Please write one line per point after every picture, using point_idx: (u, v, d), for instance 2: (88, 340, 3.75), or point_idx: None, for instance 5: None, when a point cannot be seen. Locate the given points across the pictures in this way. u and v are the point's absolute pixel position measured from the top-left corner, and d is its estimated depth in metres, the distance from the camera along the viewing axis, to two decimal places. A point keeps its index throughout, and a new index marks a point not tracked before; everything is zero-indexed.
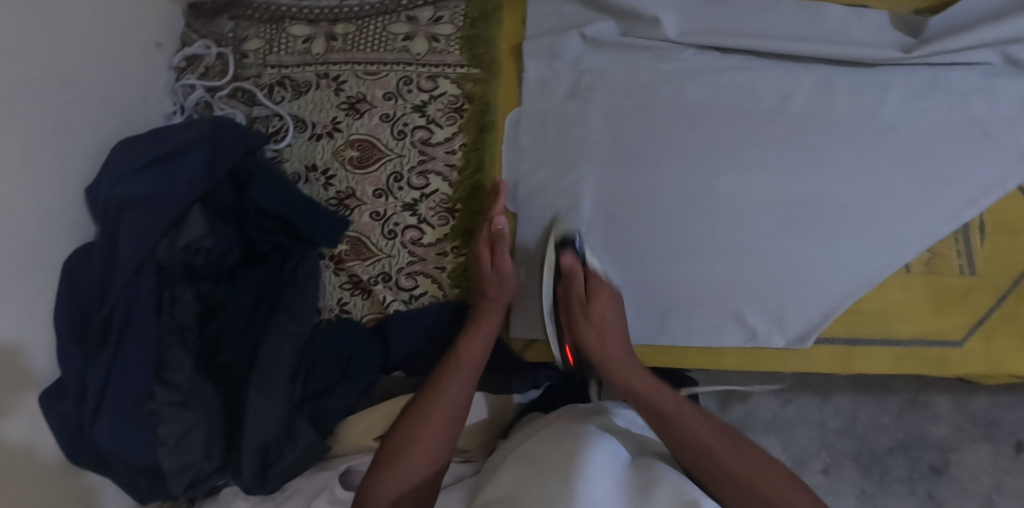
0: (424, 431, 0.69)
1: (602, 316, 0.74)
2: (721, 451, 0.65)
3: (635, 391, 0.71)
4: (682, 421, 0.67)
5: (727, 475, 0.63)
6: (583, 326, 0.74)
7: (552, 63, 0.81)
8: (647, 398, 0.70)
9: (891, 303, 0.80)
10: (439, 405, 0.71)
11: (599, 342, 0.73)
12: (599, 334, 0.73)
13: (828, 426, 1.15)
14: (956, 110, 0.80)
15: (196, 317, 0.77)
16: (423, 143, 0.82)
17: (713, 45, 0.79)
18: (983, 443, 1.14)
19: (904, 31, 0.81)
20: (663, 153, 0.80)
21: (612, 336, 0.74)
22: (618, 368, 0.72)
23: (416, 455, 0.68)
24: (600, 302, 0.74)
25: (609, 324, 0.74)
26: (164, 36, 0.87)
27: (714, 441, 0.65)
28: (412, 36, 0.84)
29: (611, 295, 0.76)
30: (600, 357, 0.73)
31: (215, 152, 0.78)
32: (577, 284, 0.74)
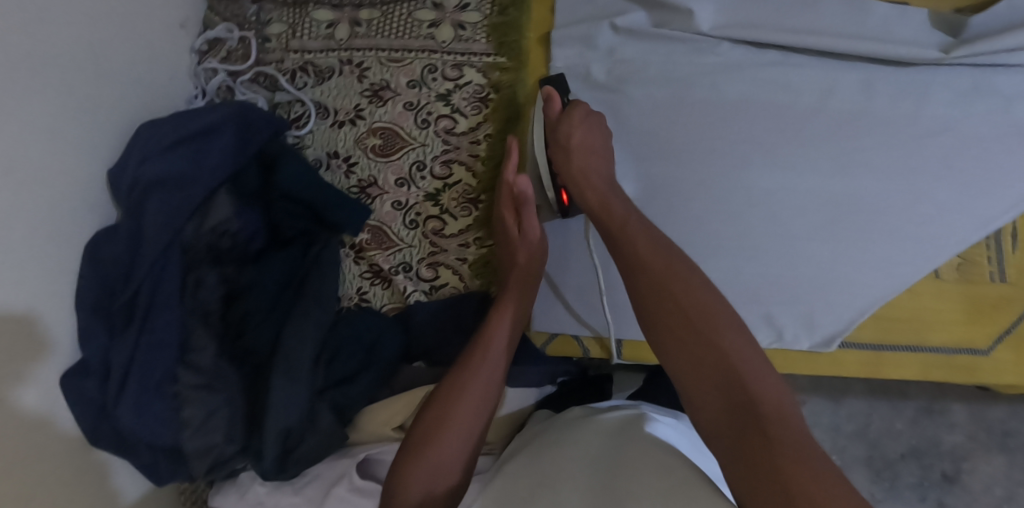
0: (463, 414, 0.63)
1: (573, 134, 0.73)
2: (664, 269, 0.62)
3: (589, 201, 0.70)
4: (628, 233, 0.65)
5: (655, 285, 0.61)
6: (557, 148, 0.73)
7: (586, 51, 0.79)
8: (598, 211, 0.69)
9: (923, 310, 0.79)
10: (478, 384, 0.65)
11: (565, 155, 0.72)
12: (566, 151, 0.72)
13: (841, 429, 1.14)
14: (996, 116, 0.78)
15: (220, 300, 0.75)
16: (447, 132, 0.81)
17: (750, 39, 0.77)
18: (997, 454, 1.13)
19: (945, 30, 0.79)
20: (693, 150, 0.78)
21: (586, 150, 0.72)
22: (577, 179, 0.72)
23: (450, 436, 0.62)
24: (576, 122, 0.73)
25: (583, 136, 0.73)
26: (188, 17, 0.85)
27: (658, 270, 0.62)
28: (438, 23, 0.82)
29: (589, 118, 0.74)
30: (568, 172, 0.72)
31: (243, 134, 0.77)
32: (552, 104, 0.74)
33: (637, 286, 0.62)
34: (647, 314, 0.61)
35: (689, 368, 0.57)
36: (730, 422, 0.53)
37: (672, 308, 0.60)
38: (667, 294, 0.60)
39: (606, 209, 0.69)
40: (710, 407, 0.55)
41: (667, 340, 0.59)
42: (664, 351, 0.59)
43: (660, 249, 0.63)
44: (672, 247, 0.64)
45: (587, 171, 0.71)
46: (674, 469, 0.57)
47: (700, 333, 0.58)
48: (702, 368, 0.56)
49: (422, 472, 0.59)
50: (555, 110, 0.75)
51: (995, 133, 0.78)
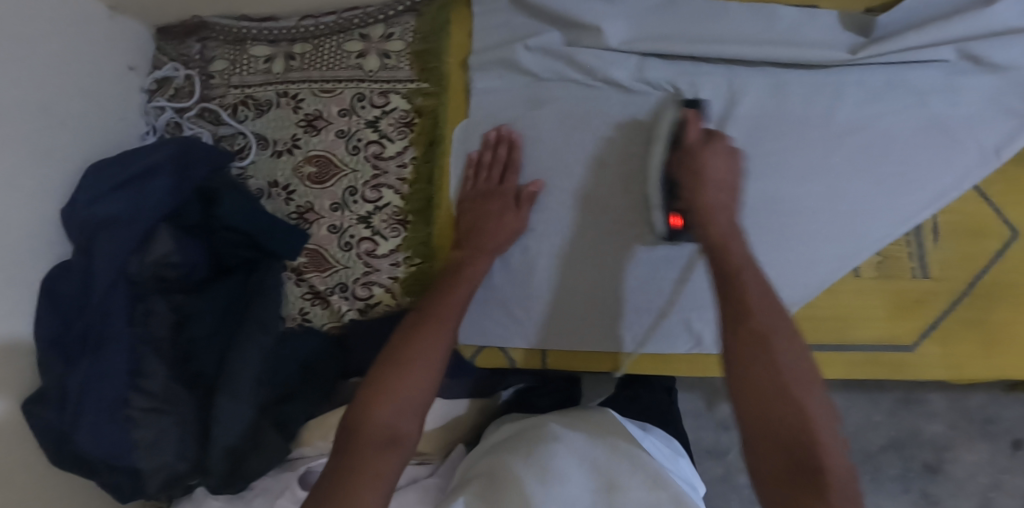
0: (426, 348, 0.68)
1: (706, 164, 0.71)
2: (771, 319, 0.61)
3: (709, 236, 0.69)
4: (737, 279, 0.64)
5: (757, 334, 0.60)
6: (693, 170, 0.72)
7: (503, 74, 0.82)
8: (715, 247, 0.68)
9: (844, 308, 0.80)
10: (442, 324, 0.70)
11: (698, 186, 0.71)
12: (710, 182, 0.71)
13: None
14: (911, 112, 0.80)
15: (169, 327, 0.81)
16: (376, 157, 0.85)
17: (659, 51, 0.79)
18: (979, 441, 1.14)
19: (855, 30, 0.80)
20: (610, 162, 0.81)
21: (715, 184, 0.71)
22: (699, 211, 0.70)
23: (415, 368, 0.66)
24: (715, 153, 0.72)
25: (719, 168, 0.72)
26: (137, 58, 0.91)
27: (761, 320, 0.61)
28: (365, 53, 0.86)
29: (727, 151, 0.72)
30: (697, 202, 0.71)
31: (184, 170, 0.82)
32: (690, 131, 0.74)
33: (728, 329, 0.62)
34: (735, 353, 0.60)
35: (765, 419, 0.57)
36: (791, 476, 0.55)
37: (746, 353, 0.59)
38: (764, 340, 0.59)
39: (725, 248, 0.67)
40: (769, 463, 0.56)
41: (744, 379, 0.59)
42: (744, 395, 0.59)
43: (763, 298, 0.62)
44: (771, 297, 0.63)
45: (714, 207, 0.70)
46: (658, 486, 0.62)
47: (784, 386, 0.57)
48: (780, 423, 0.56)
49: (389, 404, 0.64)
50: (696, 137, 0.74)
51: (911, 130, 0.80)
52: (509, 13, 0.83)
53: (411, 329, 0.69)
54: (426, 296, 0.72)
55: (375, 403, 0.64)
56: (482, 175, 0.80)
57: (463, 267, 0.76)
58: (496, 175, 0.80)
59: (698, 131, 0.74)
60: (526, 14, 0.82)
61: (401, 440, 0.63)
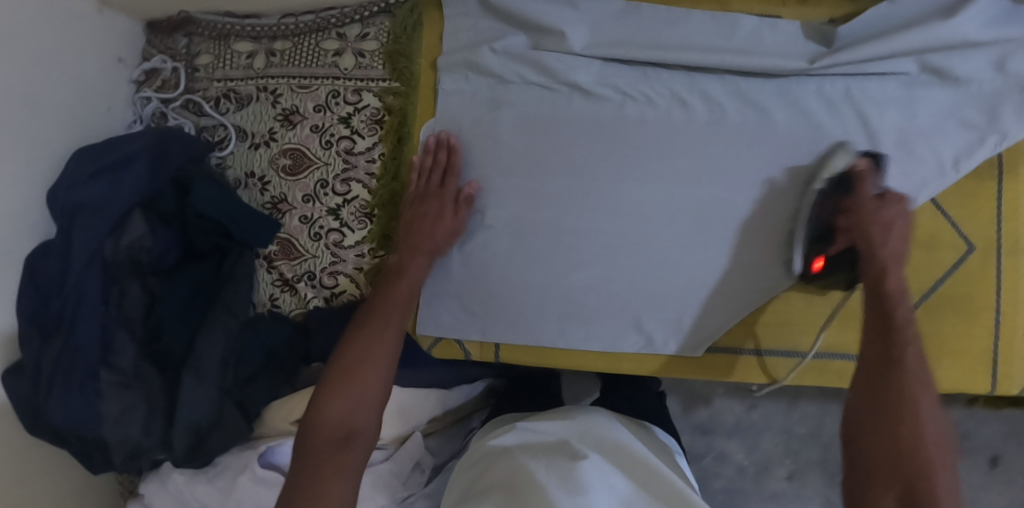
0: (369, 350, 0.71)
1: (885, 216, 0.71)
2: (917, 378, 0.63)
3: (874, 284, 0.69)
4: (903, 334, 0.66)
5: (903, 389, 0.63)
6: (863, 224, 0.71)
7: (468, 77, 0.85)
8: (880, 296, 0.68)
9: (792, 315, 0.83)
10: (386, 326, 0.74)
11: (869, 239, 0.71)
12: (880, 232, 0.71)
13: (793, 432, 1.15)
14: (869, 123, 0.81)
15: (142, 309, 0.85)
16: (347, 153, 0.88)
17: (620, 56, 0.82)
18: (956, 457, 1.14)
19: (817, 40, 0.82)
20: (573, 164, 0.83)
21: (899, 233, 0.70)
22: (874, 260, 0.70)
23: (361, 368, 0.70)
24: (894, 206, 0.71)
25: (888, 220, 0.71)
26: (127, 51, 0.95)
27: (917, 377, 0.63)
28: (340, 52, 0.90)
29: (901, 203, 0.71)
30: (873, 250, 0.70)
31: (160, 160, 0.86)
32: (866, 186, 0.73)
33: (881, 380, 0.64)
34: (873, 366, 0.66)
35: (874, 430, 0.63)
36: None
37: (889, 406, 0.63)
38: (896, 363, 0.64)
39: (894, 303, 0.68)
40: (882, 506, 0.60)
41: (879, 428, 0.63)
42: (872, 439, 0.63)
43: (914, 338, 0.66)
44: (921, 340, 0.66)
45: (889, 260, 0.69)
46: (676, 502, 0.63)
47: (906, 406, 0.62)
48: (897, 471, 0.60)
49: (339, 403, 0.68)
50: (871, 192, 0.73)
51: (860, 140, 0.81)
52: (476, 17, 0.86)
53: (357, 332, 0.73)
54: (368, 300, 0.76)
55: (325, 404, 0.68)
56: (423, 179, 0.83)
57: (404, 269, 0.78)
58: (437, 178, 0.82)
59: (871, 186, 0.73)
60: (493, 18, 0.85)
61: (358, 432, 0.68)
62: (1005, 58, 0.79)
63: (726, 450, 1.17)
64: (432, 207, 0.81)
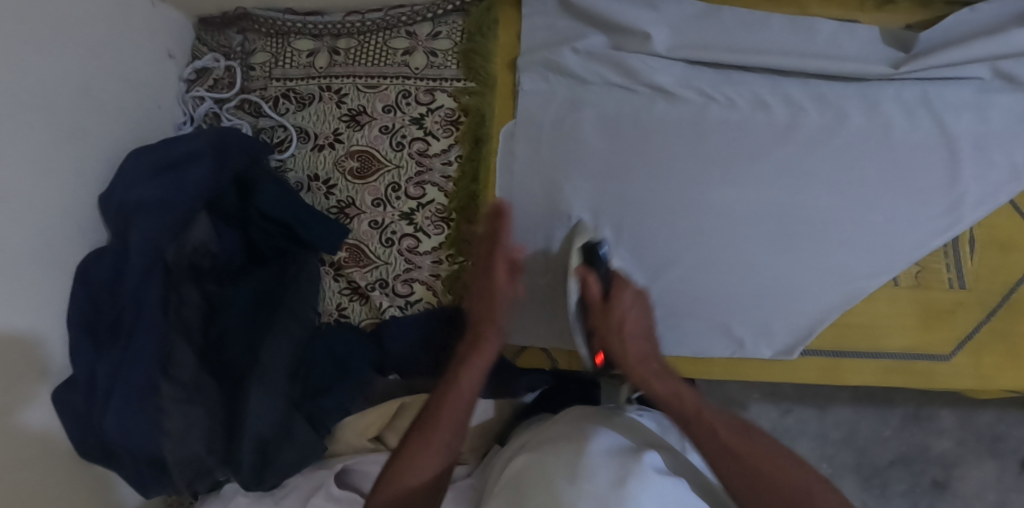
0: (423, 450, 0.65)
1: (626, 319, 0.72)
2: (747, 446, 0.63)
3: (657, 389, 0.68)
4: (703, 420, 0.65)
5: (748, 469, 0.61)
6: (608, 330, 0.72)
7: (549, 77, 0.83)
8: (668, 398, 0.67)
9: (880, 317, 0.81)
10: (440, 432, 0.66)
11: (617, 340, 0.71)
12: (620, 334, 0.71)
13: (828, 437, 1.14)
14: (947, 127, 0.82)
15: (201, 317, 0.79)
16: (421, 154, 0.85)
17: (703, 60, 0.81)
18: (988, 460, 1.13)
19: (894, 45, 0.82)
20: (652, 167, 0.82)
21: (635, 331, 0.72)
22: (637, 362, 0.70)
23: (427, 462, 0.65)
24: (620, 303, 0.73)
25: (630, 318, 0.72)
26: (176, 48, 0.90)
27: (745, 450, 0.62)
28: (411, 50, 0.87)
29: (635, 298, 0.73)
30: (623, 352, 0.71)
31: (222, 159, 0.81)
32: (592, 289, 0.73)
33: (728, 472, 0.61)
34: (713, 450, 0.63)
35: (749, 485, 0.61)
36: None
37: (757, 485, 0.61)
38: (722, 442, 0.63)
39: (673, 392, 0.68)
40: None
41: None
42: None
43: (715, 414, 0.65)
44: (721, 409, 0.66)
45: (643, 357, 0.71)
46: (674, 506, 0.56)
47: (751, 465, 0.62)
48: None
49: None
50: (598, 295, 0.73)
51: (801, 172, 0.81)
52: (554, 17, 0.84)
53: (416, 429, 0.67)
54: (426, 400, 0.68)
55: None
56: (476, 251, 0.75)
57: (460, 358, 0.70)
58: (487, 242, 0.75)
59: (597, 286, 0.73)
60: (571, 18, 0.83)
61: None
62: None
63: None
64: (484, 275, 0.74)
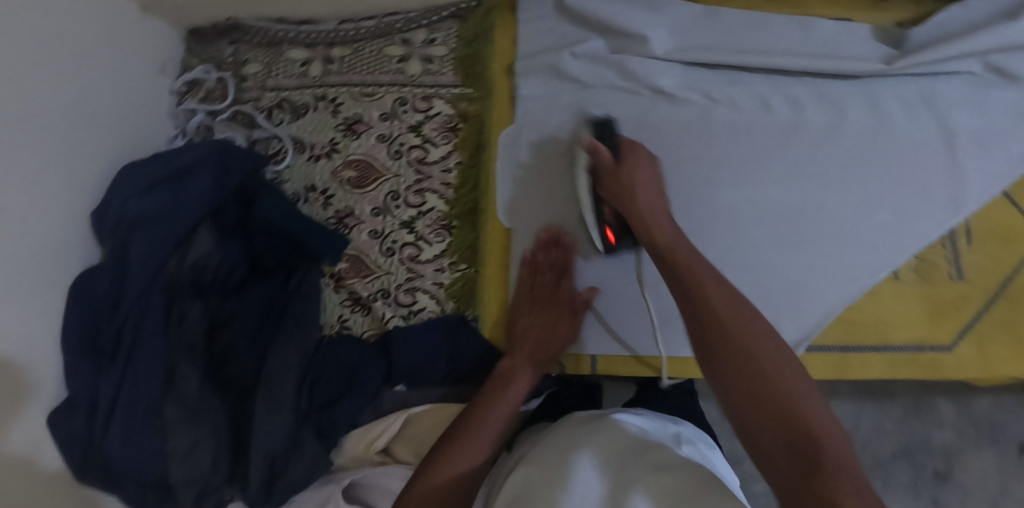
0: (468, 451, 0.66)
1: (635, 174, 0.71)
2: (728, 303, 0.57)
3: (655, 239, 0.66)
4: (692, 275, 0.60)
5: (724, 330, 0.55)
6: (619, 188, 0.71)
7: (550, 80, 0.82)
8: (663, 249, 0.65)
9: (886, 311, 0.81)
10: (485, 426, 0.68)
11: (628, 198, 0.70)
12: (630, 193, 0.70)
13: None
14: (948, 123, 0.82)
15: (205, 332, 0.78)
16: (419, 162, 0.84)
17: (703, 61, 0.80)
18: (986, 448, 1.11)
19: (888, 43, 0.82)
20: (660, 167, 0.81)
21: (646, 188, 0.71)
22: (645, 217, 0.68)
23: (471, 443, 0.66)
24: (632, 168, 0.72)
25: (643, 180, 0.71)
26: (167, 60, 0.89)
27: (724, 308, 0.56)
28: (406, 58, 0.86)
29: (645, 160, 0.73)
30: (633, 207, 0.70)
31: (223, 171, 0.80)
32: (602, 154, 0.72)
33: (701, 327, 0.56)
34: (714, 350, 0.54)
35: (726, 384, 0.53)
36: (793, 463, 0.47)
37: (723, 345, 0.54)
38: (703, 295, 0.58)
39: (670, 245, 0.64)
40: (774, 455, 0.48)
41: (732, 383, 0.52)
42: (726, 392, 0.53)
43: (705, 270, 0.61)
44: (714, 268, 0.61)
45: (656, 210, 0.69)
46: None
47: (728, 327, 0.55)
48: (768, 411, 0.49)
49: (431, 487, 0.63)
50: (609, 159, 0.72)
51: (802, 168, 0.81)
52: (554, 20, 0.83)
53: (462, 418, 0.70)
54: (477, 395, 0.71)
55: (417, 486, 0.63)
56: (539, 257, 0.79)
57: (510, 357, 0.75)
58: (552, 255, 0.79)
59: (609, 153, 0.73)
60: (571, 22, 0.82)
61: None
62: None
63: None
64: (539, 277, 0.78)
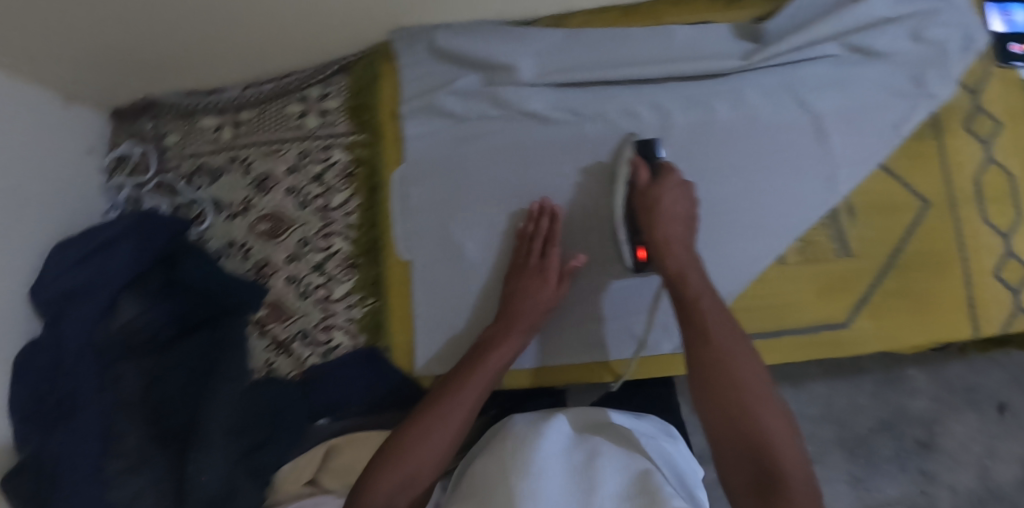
0: (438, 427, 0.72)
1: (662, 197, 0.78)
2: (728, 345, 0.69)
3: (667, 268, 0.75)
4: (698, 308, 0.72)
5: (719, 364, 0.68)
6: (652, 208, 0.78)
7: (433, 119, 0.88)
8: (673, 280, 0.75)
9: (777, 295, 0.84)
10: (466, 393, 0.74)
11: (649, 218, 0.77)
12: (674, 223, 0.77)
13: (807, 414, 1.13)
14: (812, 106, 0.86)
15: (141, 389, 0.83)
16: (324, 209, 0.90)
17: (569, 81, 0.86)
18: (965, 411, 1.15)
19: (747, 38, 0.87)
20: (542, 186, 0.86)
21: (669, 212, 0.77)
22: (664, 244, 0.76)
23: (447, 412, 0.73)
24: (670, 190, 0.78)
25: (672, 203, 0.78)
26: (95, 140, 0.95)
27: (721, 346, 0.69)
28: (305, 113, 0.93)
29: (677, 185, 0.79)
30: (652, 234, 0.77)
31: (145, 239, 0.87)
32: (640, 172, 0.80)
33: (697, 360, 0.70)
34: (702, 379, 0.69)
35: (714, 411, 0.67)
36: (756, 483, 0.64)
37: (712, 378, 0.68)
38: (706, 331, 0.70)
39: (682, 277, 0.74)
40: (739, 475, 0.65)
41: (717, 410, 0.67)
42: (714, 418, 0.67)
43: (710, 305, 0.72)
44: (721, 306, 0.73)
45: (675, 241, 0.76)
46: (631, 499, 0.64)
47: (721, 363, 0.68)
48: (746, 439, 0.65)
49: (411, 455, 0.70)
50: (644, 179, 0.80)
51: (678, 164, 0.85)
52: (430, 61, 0.88)
53: (448, 384, 0.76)
54: (459, 366, 0.78)
55: (409, 446, 0.71)
56: (524, 244, 0.83)
57: (494, 341, 0.79)
58: (538, 246, 0.83)
59: (647, 172, 0.80)
60: (444, 61, 0.88)
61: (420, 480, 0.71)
62: (922, 28, 0.85)
63: None
64: (517, 263, 0.83)
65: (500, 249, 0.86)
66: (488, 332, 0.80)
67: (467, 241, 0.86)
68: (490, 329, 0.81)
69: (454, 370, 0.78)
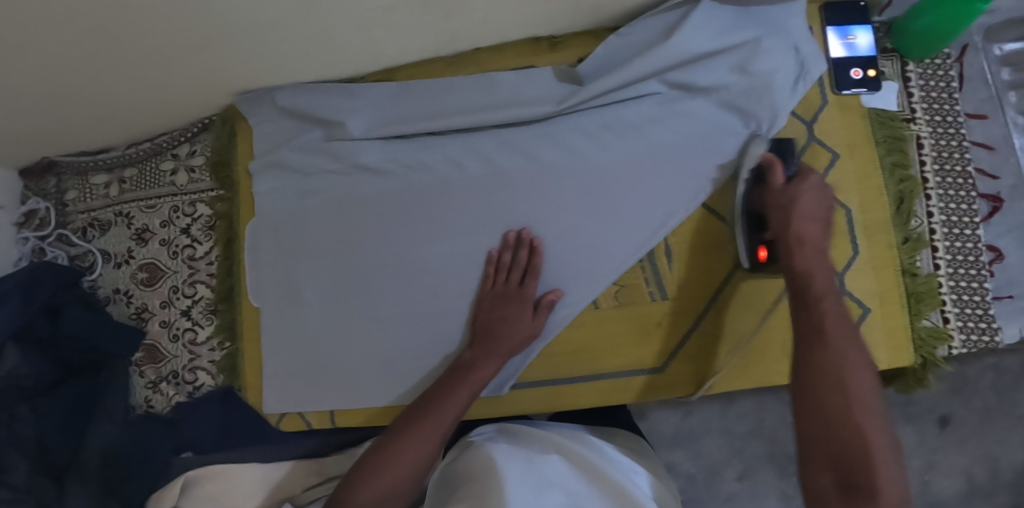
0: (424, 428, 0.76)
1: (799, 198, 0.74)
2: (844, 347, 0.68)
3: (794, 265, 0.73)
4: (822, 306, 0.70)
5: (834, 360, 0.67)
6: (780, 206, 0.75)
7: (279, 173, 0.94)
8: (798, 275, 0.72)
9: (592, 340, 0.88)
10: (453, 400, 0.79)
11: (783, 213, 0.74)
12: (809, 220, 0.73)
13: (733, 431, 1.10)
14: (631, 147, 0.86)
15: (31, 427, 0.91)
16: (190, 259, 0.99)
17: (397, 132, 0.89)
18: (903, 425, 1.09)
19: (568, 81, 0.88)
20: (388, 232, 0.91)
21: (808, 210, 0.74)
22: (799, 239, 0.73)
23: (432, 419, 0.77)
24: (805, 194, 0.74)
25: (808, 202, 0.74)
26: (7, 199, 1.04)
27: (835, 346, 0.68)
28: (175, 171, 1.01)
29: (816, 188, 0.75)
30: (798, 229, 0.73)
31: (30, 294, 0.94)
32: (776, 174, 0.77)
33: (805, 355, 0.69)
34: (803, 367, 0.68)
35: (811, 404, 0.66)
36: (846, 484, 0.62)
37: (820, 372, 0.67)
38: (823, 327, 0.69)
39: (808, 276, 0.72)
40: (824, 476, 0.63)
41: (817, 404, 0.66)
42: (803, 417, 0.66)
43: (831, 306, 0.70)
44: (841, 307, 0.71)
45: (806, 235, 0.73)
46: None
47: (835, 364, 0.67)
48: (835, 434, 0.64)
49: (409, 446, 0.75)
50: (780, 180, 0.76)
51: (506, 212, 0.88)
52: (274, 117, 0.93)
53: (441, 390, 0.80)
54: (443, 381, 0.82)
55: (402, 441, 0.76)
56: (501, 275, 0.86)
57: (474, 368, 0.82)
58: (516, 277, 0.85)
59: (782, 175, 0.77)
60: (286, 118, 0.93)
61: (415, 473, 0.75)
62: (749, 61, 0.83)
63: (671, 462, 1.11)
64: (504, 291, 0.85)
65: (477, 285, 0.89)
66: (469, 355, 0.84)
67: (309, 289, 0.93)
68: (468, 352, 0.85)
69: (440, 381, 0.82)
